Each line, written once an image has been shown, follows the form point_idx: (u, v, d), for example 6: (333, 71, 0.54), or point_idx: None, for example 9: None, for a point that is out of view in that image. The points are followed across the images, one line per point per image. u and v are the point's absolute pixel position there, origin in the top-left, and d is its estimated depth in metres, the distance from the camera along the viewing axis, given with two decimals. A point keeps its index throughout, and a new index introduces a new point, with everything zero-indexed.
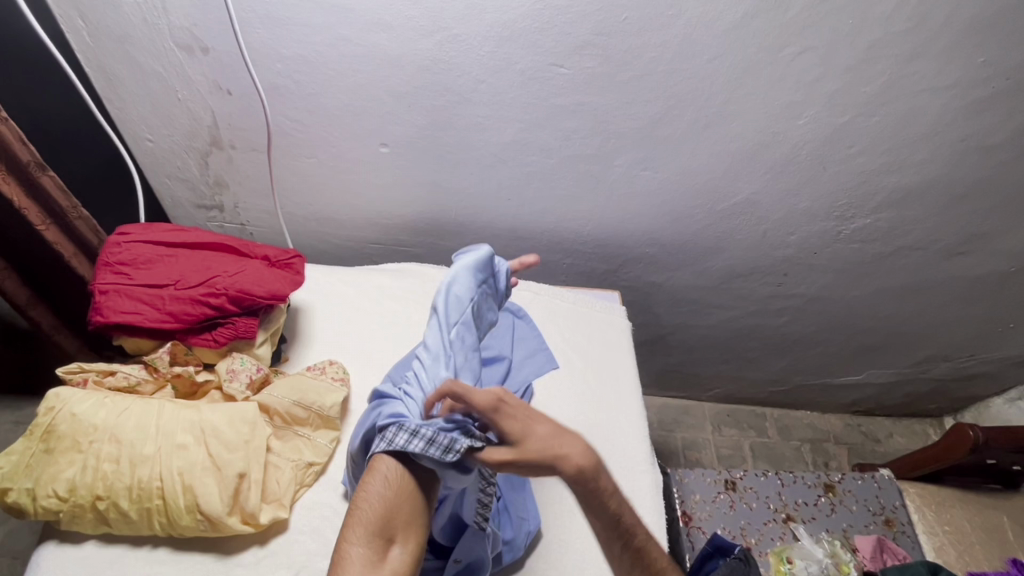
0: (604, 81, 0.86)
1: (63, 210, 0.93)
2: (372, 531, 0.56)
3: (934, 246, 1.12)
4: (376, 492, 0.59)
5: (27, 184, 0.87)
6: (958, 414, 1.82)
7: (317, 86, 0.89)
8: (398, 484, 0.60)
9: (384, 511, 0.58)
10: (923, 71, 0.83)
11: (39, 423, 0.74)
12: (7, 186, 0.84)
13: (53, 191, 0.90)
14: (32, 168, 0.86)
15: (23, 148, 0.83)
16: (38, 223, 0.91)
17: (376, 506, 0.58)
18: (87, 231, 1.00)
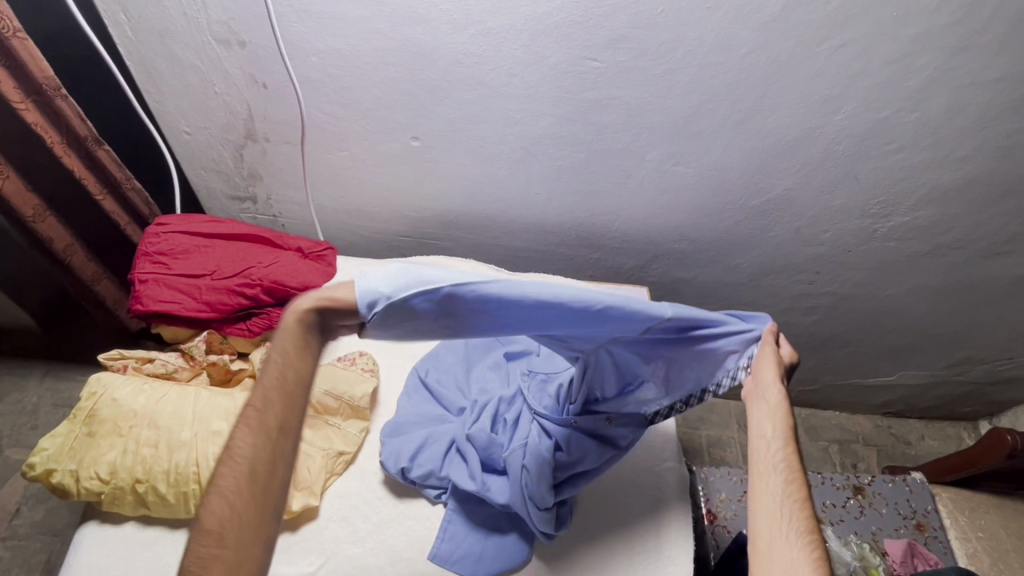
0: (636, 75, 0.85)
1: (117, 181, 1.02)
2: (235, 522, 0.52)
3: (974, 245, 1.09)
4: (239, 453, 0.53)
5: (86, 157, 0.96)
6: (993, 418, 1.77)
7: (350, 79, 0.89)
8: (261, 430, 0.54)
9: (252, 469, 0.53)
10: (970, 66, 0.80)
11: (83, 407, 0.77)
12: (67, 158, 0.94)
13: (109, 163, 0.99)
14: (90, 142, 0.94)
15: (81, 124, 0.91)
16: (97, 193, 1.01)
17: (243, 449, 0.53)
18: (139, 201, 1.09)
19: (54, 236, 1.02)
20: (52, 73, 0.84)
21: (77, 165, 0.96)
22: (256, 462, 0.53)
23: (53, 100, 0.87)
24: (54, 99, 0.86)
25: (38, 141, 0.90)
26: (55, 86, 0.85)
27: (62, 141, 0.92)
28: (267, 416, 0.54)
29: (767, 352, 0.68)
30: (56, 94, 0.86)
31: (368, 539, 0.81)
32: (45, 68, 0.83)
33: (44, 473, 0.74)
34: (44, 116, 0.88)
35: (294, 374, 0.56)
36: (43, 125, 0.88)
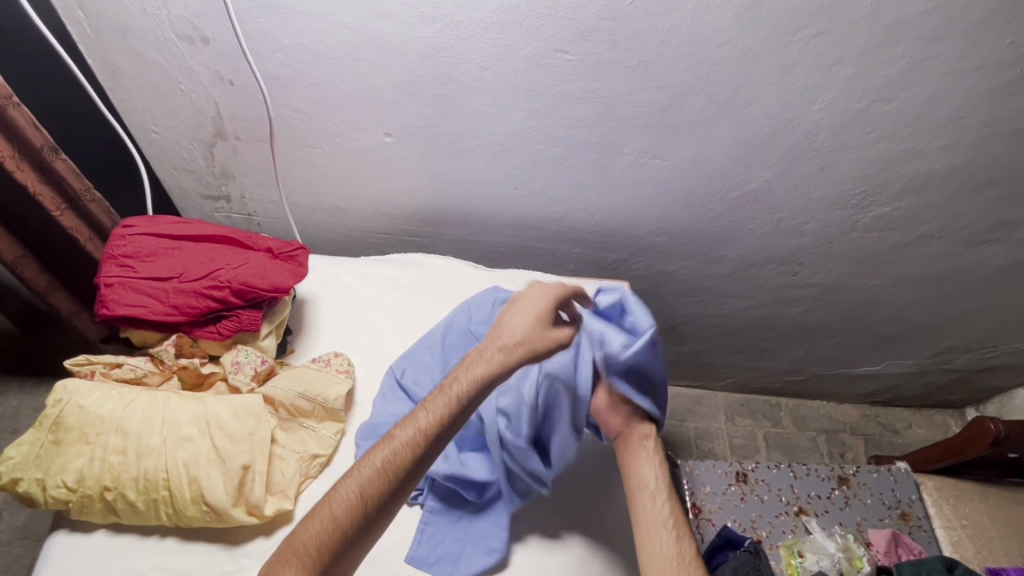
0: (610, 67, 0.84)
1: (75, 193, 0.97)
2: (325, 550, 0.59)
3: (956, 234, 1.08)
4: (342, 500, 0.62)
5: (42, 169, 0.91)
6: (980, 405, 1.77)
7: (320, 75, 0.88)
8: (386, 471, 0.64)
9: (343, 522, 0.61)
10: (946, 54, 0.79)
11: (48, 415, 0.75)
12: (21, 170, 0.89)
13: (66, 175, 0.94)
14: (46, 153, 0.90)
15: (36, 134, 0.87)
16: (53, 208, 0.96)
17: (363, 486, 0.63)
18: (99, 213, 1.04)
19: (1, 250, 0.99)
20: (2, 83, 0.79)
21: (33, 177, 0.91)
22: (368, 504, 0.62)
23: (4, 111, 0.82)
24: (6, 109, 0.82)
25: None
26: (6, 96, 0.81)
27: (15, 153, 0.87)
28: (399, 456, 0.65)
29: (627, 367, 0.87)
30: (8, 103, 0.82)
31: None
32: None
33: (10, 482, 0.73)
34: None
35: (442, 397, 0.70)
36: None
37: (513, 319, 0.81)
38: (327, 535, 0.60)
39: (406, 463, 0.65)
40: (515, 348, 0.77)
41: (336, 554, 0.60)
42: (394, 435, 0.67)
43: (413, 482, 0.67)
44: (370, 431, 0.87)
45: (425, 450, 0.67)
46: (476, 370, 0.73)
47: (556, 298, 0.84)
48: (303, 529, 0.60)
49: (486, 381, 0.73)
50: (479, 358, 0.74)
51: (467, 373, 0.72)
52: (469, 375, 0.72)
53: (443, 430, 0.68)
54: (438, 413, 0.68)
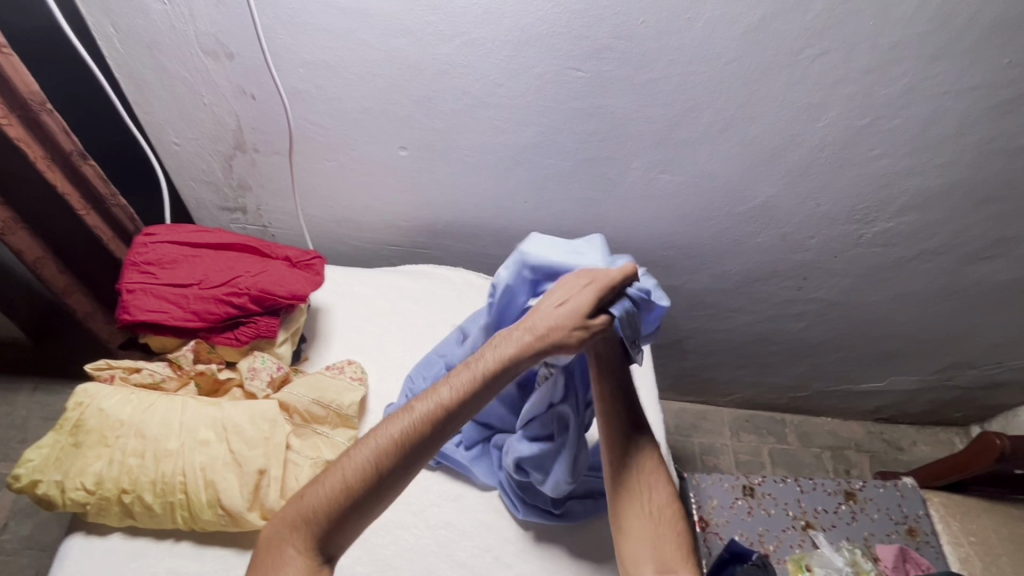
0: (621, 84, 0.86)
1: (102, 197, 1.02)
2: (333, 514, 0.63)
3: (958, 250, 1.10)
4: (337, 480, 0.64)
5: (70, 170, 0.96)
6: (985, 423, 1.77)
7: (339, 91, 0.90)
8: (399, 448, 0.66)
9: (350, 487, 0.63)
10: (946, 73, 0.82)
11: (68, 417, 0.77)
12: (50, 171, 0.93)
13: (94, 179, 0.99)
14: (75, 157, 0.94)
15: (66, 138, 0.91)
16: (80, 208, 1.00)
17: (376, 456, 0.65)
18: (122, 216, 1.08)
19: (23, 248, 1.03)
20: (38, 88, 0.85)
21: (61, 179, 0.96)
22: (380, 471, 0.65)
23: (37, 115, 0.87)
24: (39, 114, 0.87)
25: (22, 156, 0.90)
26: (41, 101, 0.86)
27: (47, 154, 0.92)
28: (416, 430, 0.66)
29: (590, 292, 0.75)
30: (42, 109, 0.87)
31: (356, 548, 0.81)
32: (30, 82, 0.84)
33: (29, 485, 0.74)
34: (28, 130, 0.88)
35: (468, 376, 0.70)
36: (27, 139, 0.88)
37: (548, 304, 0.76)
38: (334, 503, 0.63)
39: (420, 437, 0.66)
40: (540, 337, 0.73)
41: (338, 522, 0.63)
42: (414, 407, 0.68)
43: (430, 454, 0.68)
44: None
45: (445, 423, 0.68)
46: (508, 346, 0.72)
47: (602, 288, 0.75)
48: (312, 494, 0.63)
49: (509, 364, 0.71)
50: (513, 339, 0.72)
51: (496, 350, 0.72)
52: (497, 354, 0.71)
53: (465, 405, 0.69)
54: (461, 389, 0.69)
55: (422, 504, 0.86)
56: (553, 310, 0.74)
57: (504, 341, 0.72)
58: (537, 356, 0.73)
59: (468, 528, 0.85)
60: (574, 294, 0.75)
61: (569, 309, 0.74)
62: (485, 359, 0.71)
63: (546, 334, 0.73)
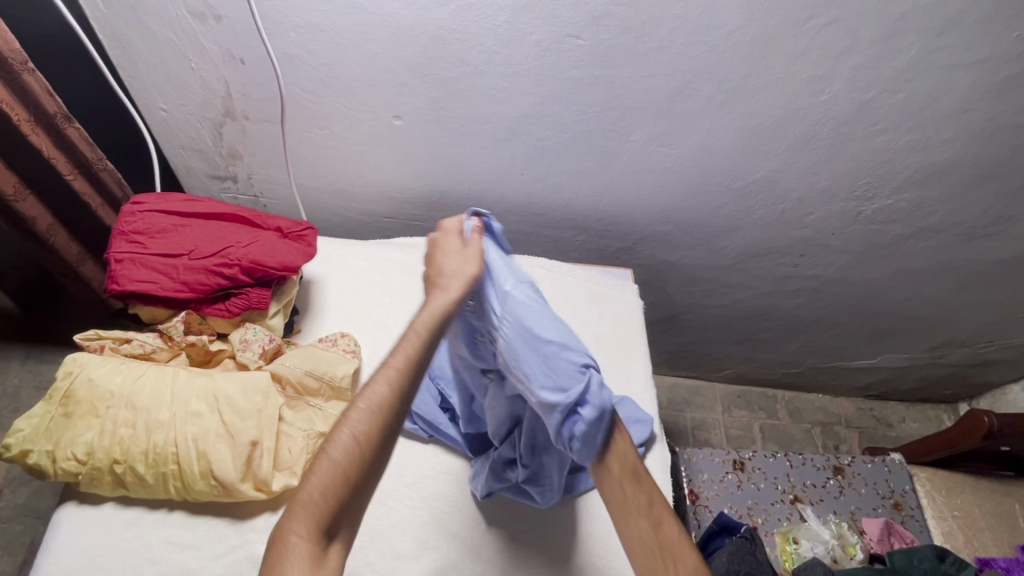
0: (621, 53, 0.84)
1: (88, 160, 1.00)
2: (340, 492, 0.50)
3: (955, 228, 1.10)
4: (335, 460, 0.51)
5: (55, 134, 0.94)
6: (973, 400, 1.79)
7: (330, 56, 0.88)
8: (386, 425, 0.54)
9: (364, 448, 0.52)
10: (953, 46, 0.80)
11: (58, 387, 0.76)
12: (36, 136, 0.92)
13: (79, 142, 0.97)
14: (59, 119, 0.92)
15: (49, 100, 0.90)
16: (67, 172, 0.98)
17: (370, 419, 0.53)
18: (111, 182, 1.06)
19: (35, 216, 1.01)
20: (17, 45, 0.83)
21: (47, 143, 0.94)
22: (382, 431, 0.53)
23: (18, 75, 0.85)
24: (20, 73, 0.85)
25: (5, 119, 0.88)
26: (21, 60, 0.84)
27: (30, 117, 0.90)
28: (406, 384, 0.55)
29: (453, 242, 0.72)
30: (22, 68, 0.85)
31: None
32: (9, 40, 0.82)
33: (20, 454, 0.74)
34: (10, 90, 0.87)
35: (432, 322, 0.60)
36: (10, 101, 0.87)
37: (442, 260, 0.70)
38: (346, 469, 0.51)
39: (415, 384, 0.56)
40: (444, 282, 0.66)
41: (359, 486, 0.52)
42: (390, 364, 0.56)
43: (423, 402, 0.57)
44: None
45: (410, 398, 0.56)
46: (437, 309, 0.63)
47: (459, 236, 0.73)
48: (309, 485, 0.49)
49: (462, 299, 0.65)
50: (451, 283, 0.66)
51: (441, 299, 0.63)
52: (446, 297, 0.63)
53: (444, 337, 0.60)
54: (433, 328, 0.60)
55: (416, 475, 0.87)
56: (448, 266, 0.69)
57: (439, 293, 0.65)
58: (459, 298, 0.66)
59: (461, 500, 0.85)
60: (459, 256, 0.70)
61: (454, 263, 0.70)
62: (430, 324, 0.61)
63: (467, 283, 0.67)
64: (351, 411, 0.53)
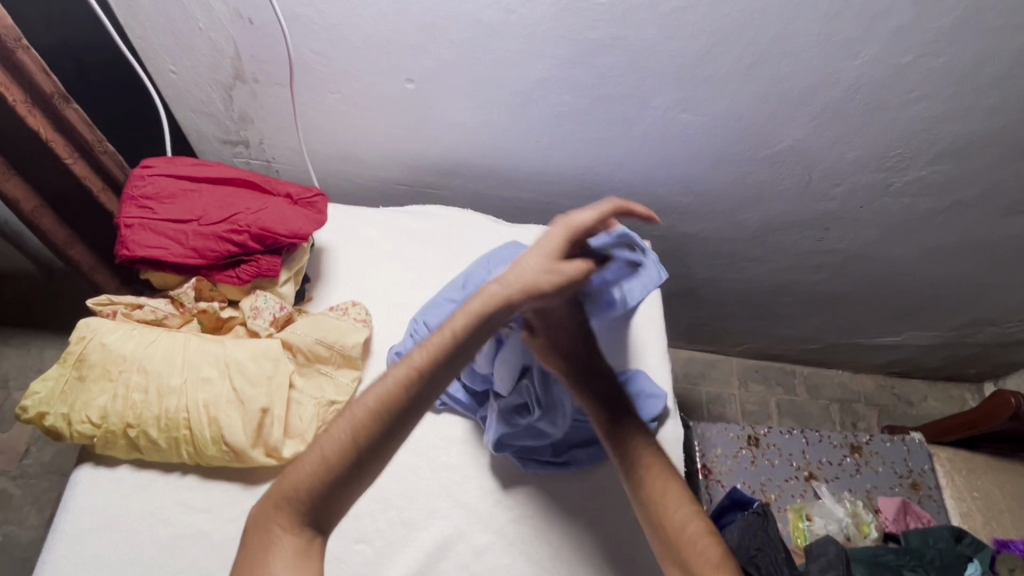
0: (644, 12, 0.80)
1: (88, 143, 0.97)
2: (321, 489, 0.57)
3: (992, 203, 1.04)
4: (321, 452, 0.58)
5: (53, 116, 0.90)
6: (999, 381, 1.75)
7: (341, 15, 0.85)
8: (378, 423, 0.60)
9: (344, 454, 0.58)
10: (1003, 5, 0.74)
11: (71, 351, 0.77)
12: (33, 119, 0.88)
13: (78, 124, 0.94)
14: (56, 100, 0.89)
15: (46, 80, 0.86)
16: (66, 156, 0.95)
17: (357, 424, 0.59)
18: (112, 164, 1.03)
19: (20, 197, 0.98)
20: (10, 22, 0.79)
21: (43, 125, 0.90)
22: (362, 439, 0.59)
23: (13, 53, 0.81)
24: (15, 52, 0.81)
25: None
26: (15, 38, 0.80)
27: (25, 98, 0.86)
28: (393, 396, 0.61)
29: (538, 259, 0.73)
30: (17, 46, 0.80)
31: None
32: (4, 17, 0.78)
33: (36, 416, 0.75)
34: (4, 70, 0.83)
35: (442, 343, 0.64)
36: (4, 81, 0.83)
37: (511, 272, 0.72)
38: (322, 469, 0.58)
39: (405, 397, 0.61)
40: (515, 285, 0.70)
41: (335, 488, 0.58)
42: (387, 374, 0.62)
43: (415, 416, 0.62)
44: (396, 361, 0.90)
45: (420, 390, 0.62)
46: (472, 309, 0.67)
47: (547, 251, 0.74)
48: (296, 471, 0.58)
49: (471, 325, 0.66)
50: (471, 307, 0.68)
51: (450, 324, 0.66)
52: (463, 316, 0.66)
53: (443, 363, 0.64)
54: (432, 348, 0.64)
55: (425, 445, 0.86)
56: (528, 271, 0.72)
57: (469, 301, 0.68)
58: (488, 317, 0.68)
59: (471, 471, 0.85)
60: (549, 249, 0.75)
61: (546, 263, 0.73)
62: (456, 327, 0.66)
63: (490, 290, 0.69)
64: (355, 402, 0.61)
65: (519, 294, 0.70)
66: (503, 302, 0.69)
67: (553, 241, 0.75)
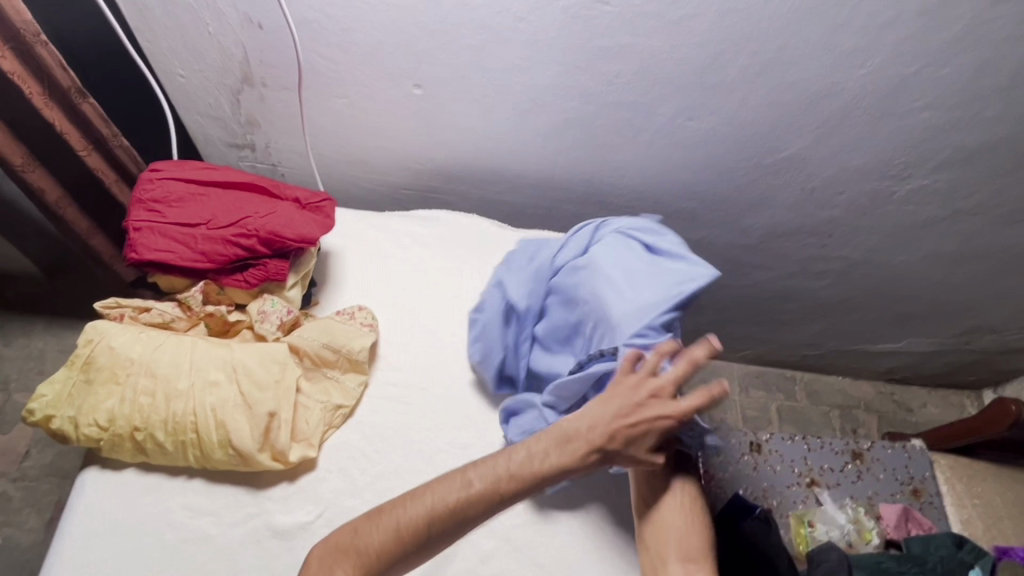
0: (652, 20, 0.80)
1: (103, 137, 0.98)
2: (380, 559, 0.63)
3: (993, 211, 1.05)
4: (395, 524, 0.64)
5: (69, 109, 0.92)
6: (998, 388, 1.76)
7: (350, 21, 0.85)
8: (452, 517, 0.65)
9: (409, 534, 0.64)
10: (1008, 16, 0.75)
11: (79, 354, 0.77)
12: (50, 110, 0.90)
13: (93, 118, 0.95)
14: (73, 94, 0.90)
15: (63, 74, 0.87)
16: (80, 148, 0.97)
17: (430, 510, 0.65)
18: (127, 159, 1.04)
19: (45, 187, 1.00)
20: (31, 18, 0.80)
21: (60, 118, 0.92)
22: (433, 525, 0.65)
23: (32, 47, 0.83)
24: (33, 46, 0.83)
25: (16, 91, 0.86)
26: (34, 32, 0.81)
27: (44, 90, 0.88)
28: (472, 499, 0.66)
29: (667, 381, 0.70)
30: (35, 40, 0.82)
31: (365, 491, 0.82)
32: (23, 12, 0.79)
33: (43, 419, 0.74)
34: (23, 63, 0.85)
35: (532, 464, 0.68)
36: (22, 74, 0.85)
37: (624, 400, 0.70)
38: (392, 540, 0.64)
39: (480, 504, 0.66)
40: (617, 422, 0.69)
41: (395, 559, 0.64)
42: (471, 477, 0.67)
43: (476, 523, 0.67)
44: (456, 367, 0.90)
45: (497, 500, 0.67)
46: (577, 447, 0.69)
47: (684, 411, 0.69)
48: (368, 534, 0.64)
49: (567, 460, 0.69)
50: (575, 440, 0.70)
51: (556, 444, 0.70)
52: (559, 445, 0.70)
53: (521, 485, 0.68)
54: (519, 468, 0.68)
55: (430, 450, 0.86)
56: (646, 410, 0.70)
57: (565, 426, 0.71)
58: (602, 450, 0.69)
59: None
60: (634, 399, 0.70)
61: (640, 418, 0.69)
62: (554, 448, 0.70)
63: (573, 441, 0.70)
64: (437, 488, 0.66)
65: (625, 429, 0.70)
66: (606, 433, 0.69)
67: (623, 398, 0.70)
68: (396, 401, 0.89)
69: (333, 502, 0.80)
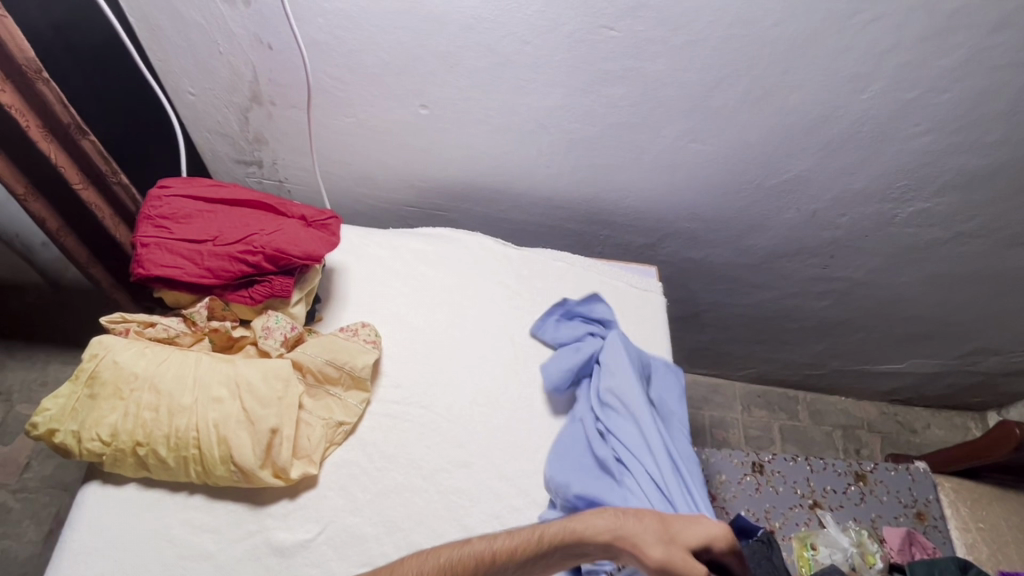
0: (656, 45, 0.82)
1: (101, 172, 1.00)
2: None
3: (996, 234, 1.05)
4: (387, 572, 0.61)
5: (68, 145, 0.94)
6: (1003, 410, 1.74)
7: (359, 43, 0.87)
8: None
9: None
10: (1008, 44, 0.76)
11: (84, 368, 0.77)
12: (50, 147, 0.92)
13: (92, 154, 0.97)
14: (74, 131, 0.92)
15: (64, 110, 0.89)
16: (77, 183, 0.98)
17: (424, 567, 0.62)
18: (124, 195, 1.06)
19: (44, 217, 1.02)
20: (33, 55, 0.81)
21: (59, 153, 0.94)
22: None
23: (33, 84, 0.84)
24: (36, 83, 0.84)
25: (15, 127, 0.87)
26: (36, 69, 0.83)
27: (44, 127, 0.89)
28: (467, 562, 0.63)
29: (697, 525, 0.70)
30: (37, 77, 0.84)
31: (365, 508, 0.81)
32: (26, 47, 0.80)
33: (47, 433, 0.75)
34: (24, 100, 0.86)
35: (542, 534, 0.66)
36: (23, 110, 0.86)
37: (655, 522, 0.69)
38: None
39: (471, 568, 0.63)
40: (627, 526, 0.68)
41: None
42: (478, 541, 0.65)
43: None
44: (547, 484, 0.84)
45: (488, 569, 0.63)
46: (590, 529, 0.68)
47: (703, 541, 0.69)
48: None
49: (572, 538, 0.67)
50: (595, 525, 0.68)
51: (572, 523, 0.68)
52: (573, 525, 0.68)
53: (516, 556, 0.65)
54: (522, 541, 0.65)
55: (432, 468, 0.86)
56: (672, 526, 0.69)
57: (592, 518, 0.69)
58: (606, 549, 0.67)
59: (476, 494, 0.85)
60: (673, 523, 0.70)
61: (670, 528, 0.69)
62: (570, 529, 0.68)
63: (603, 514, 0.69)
64: (444, 549, 0.64)
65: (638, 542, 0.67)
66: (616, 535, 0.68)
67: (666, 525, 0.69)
68: (399, 419, 0.89)
69: (333, 520, 0.80)
